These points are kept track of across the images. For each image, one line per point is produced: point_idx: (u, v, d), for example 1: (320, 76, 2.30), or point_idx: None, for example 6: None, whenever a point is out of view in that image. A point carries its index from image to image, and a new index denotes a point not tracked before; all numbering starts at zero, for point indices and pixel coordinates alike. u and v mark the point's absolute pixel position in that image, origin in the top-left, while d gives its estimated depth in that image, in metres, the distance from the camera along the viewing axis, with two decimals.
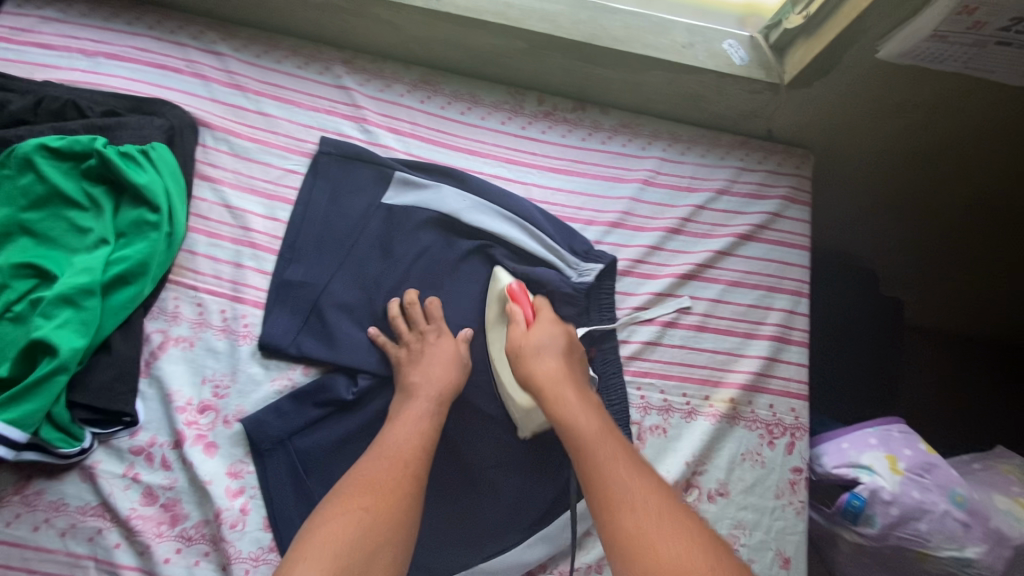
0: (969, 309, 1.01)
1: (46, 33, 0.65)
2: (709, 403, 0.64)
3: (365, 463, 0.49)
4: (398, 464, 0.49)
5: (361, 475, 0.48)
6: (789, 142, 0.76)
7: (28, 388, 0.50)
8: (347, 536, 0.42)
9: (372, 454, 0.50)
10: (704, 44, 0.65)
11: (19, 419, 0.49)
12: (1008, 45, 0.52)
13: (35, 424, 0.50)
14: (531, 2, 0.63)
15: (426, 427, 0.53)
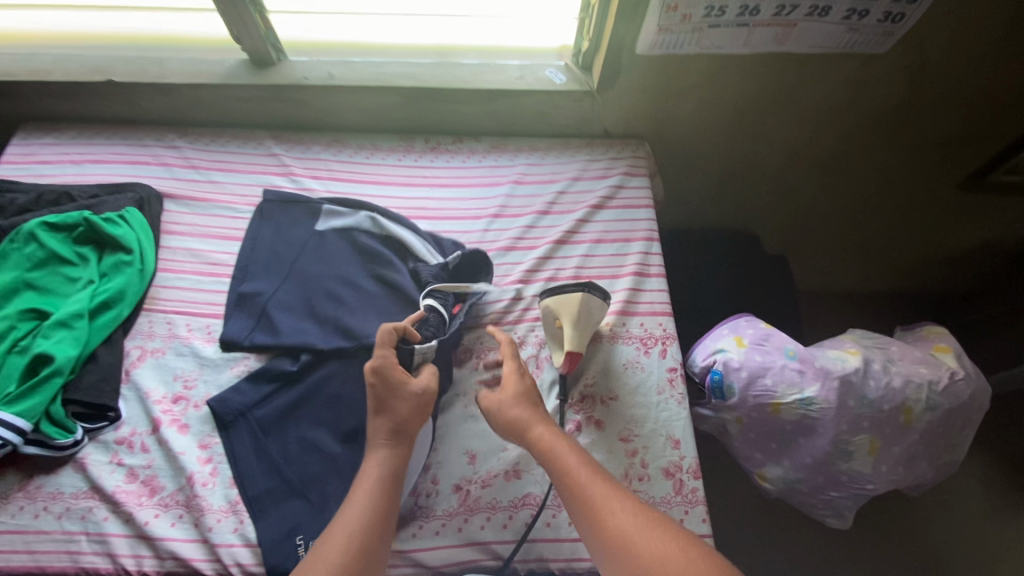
0: (828, 244, 1.29)
1: (46, 154, 0.87)
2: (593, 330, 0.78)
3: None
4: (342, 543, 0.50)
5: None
6: (625, 136, 0.97)
7: (31, 388, 0.63)
8: None
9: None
10: (532, 74, 0.88)
11: (24, 412, 0.62)
12: (717, 27, 0.74)
13: (37, 416, 0.63)
14: (400, 69, 0.87)
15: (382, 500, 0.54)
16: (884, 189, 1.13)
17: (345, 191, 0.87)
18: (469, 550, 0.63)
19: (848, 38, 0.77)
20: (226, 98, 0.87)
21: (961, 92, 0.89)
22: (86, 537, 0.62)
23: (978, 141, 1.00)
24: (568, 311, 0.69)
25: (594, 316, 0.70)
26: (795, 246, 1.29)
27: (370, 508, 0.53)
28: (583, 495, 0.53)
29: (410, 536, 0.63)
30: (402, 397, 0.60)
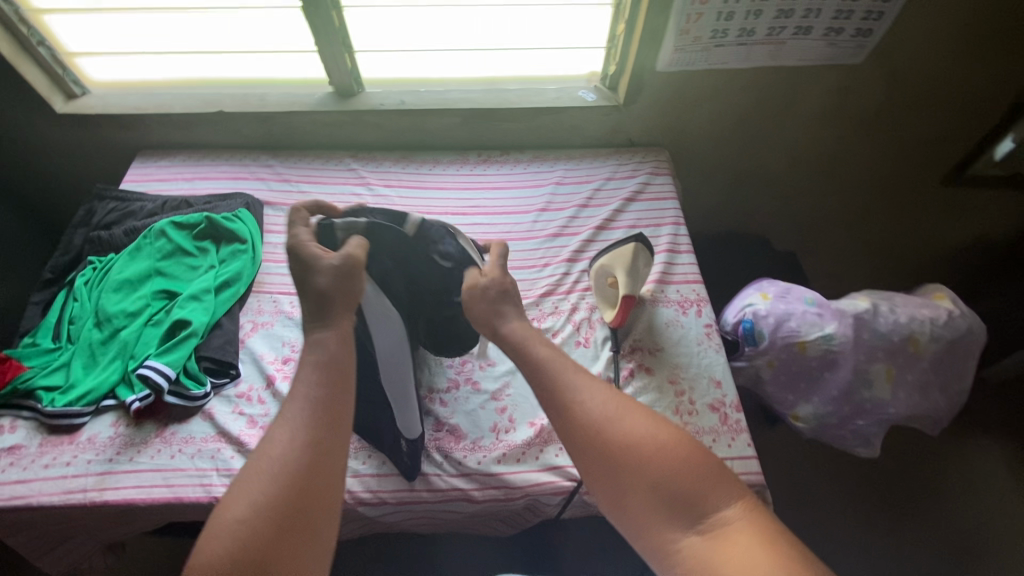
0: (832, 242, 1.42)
1: (161, 173, 1.03)
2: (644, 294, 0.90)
3: (242, 517, 0.45)
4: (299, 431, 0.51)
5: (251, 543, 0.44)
6: (647, 145, 1.13)
7: (174, 345, 0.77)
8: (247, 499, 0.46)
9: (249, 498, 0.46)
10: (568, 94, 1.05)
11: (171, 362, 0.76)
12: (722, 45, 0.92)
13: (180, 367, 0.76)
14: (457, 95, 1.04)
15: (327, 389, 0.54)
16: (876, 188, 1.28)
17: (414, 195, 1.02)
18: (549, 473, 0.72)
19: (829, 51, 0.95)
20: (313, 123, 1.04)
21: (929, 95, 1.06)
22: (217, 472, 0.72)
23: (951, 139, 1.16)
24: (622, 259, 0.85)
25: (642, 269, 0.85)
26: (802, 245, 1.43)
27: (307, 415, 0.52)
28: (568, 414, 0.55)
29: (495, 461, 0.73)
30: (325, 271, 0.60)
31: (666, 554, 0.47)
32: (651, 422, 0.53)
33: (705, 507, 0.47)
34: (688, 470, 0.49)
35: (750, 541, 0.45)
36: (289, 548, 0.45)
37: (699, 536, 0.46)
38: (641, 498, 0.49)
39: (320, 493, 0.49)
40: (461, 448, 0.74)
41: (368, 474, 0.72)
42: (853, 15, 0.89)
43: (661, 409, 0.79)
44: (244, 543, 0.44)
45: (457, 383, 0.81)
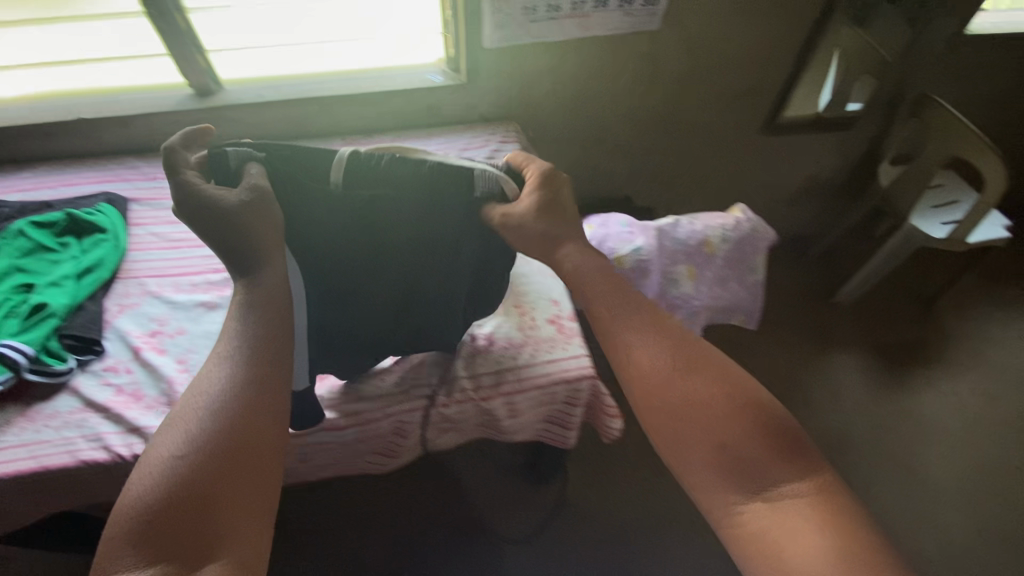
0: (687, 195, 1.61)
1: (23, 183, 1.05)
2: None
3: (182, 450, 0.50)
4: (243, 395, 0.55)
5: (187, 471, 0.49)
6: (499, 119, 1.26)
7: (33, 325, 0.81)
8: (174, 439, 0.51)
9: (188, 437, 0.51)
10: (417, 78, 1.16)
11: (30, 341, 0.79)
12: (535, 21, 1.06)
13: (40, 345, 0.80)
14: (312, 86, 1.13)
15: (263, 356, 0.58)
16: (711, 142, 1.47)
17: None
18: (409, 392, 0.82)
19: (628, 20, 1.11)
20: (176, 123, 1.10)
21: (727, 54, 1.25)
22: (83, 438, 0.75)
23: (756, 93, 1.36)
24: None
25: None
26: (662, 202, 1.60)
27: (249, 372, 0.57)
28: (634, 372, 0.58)
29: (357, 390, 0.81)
30: (235, 213, 0.62)
31: (726, 521, 0.52)
32: (725, 387, 0.56)
33: (772, 481, 0.51)
34: (759, 442, 0.53)
35: (807, 516, 0.48)
36: (230, 477, 0.50)
37: (760, 506, 0.50)
38: (705, 462, 0.53)
39: (259, 435, 0.54)
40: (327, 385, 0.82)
41: None
42: None
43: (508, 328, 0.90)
44: (180, 471, 0.49)
45: None
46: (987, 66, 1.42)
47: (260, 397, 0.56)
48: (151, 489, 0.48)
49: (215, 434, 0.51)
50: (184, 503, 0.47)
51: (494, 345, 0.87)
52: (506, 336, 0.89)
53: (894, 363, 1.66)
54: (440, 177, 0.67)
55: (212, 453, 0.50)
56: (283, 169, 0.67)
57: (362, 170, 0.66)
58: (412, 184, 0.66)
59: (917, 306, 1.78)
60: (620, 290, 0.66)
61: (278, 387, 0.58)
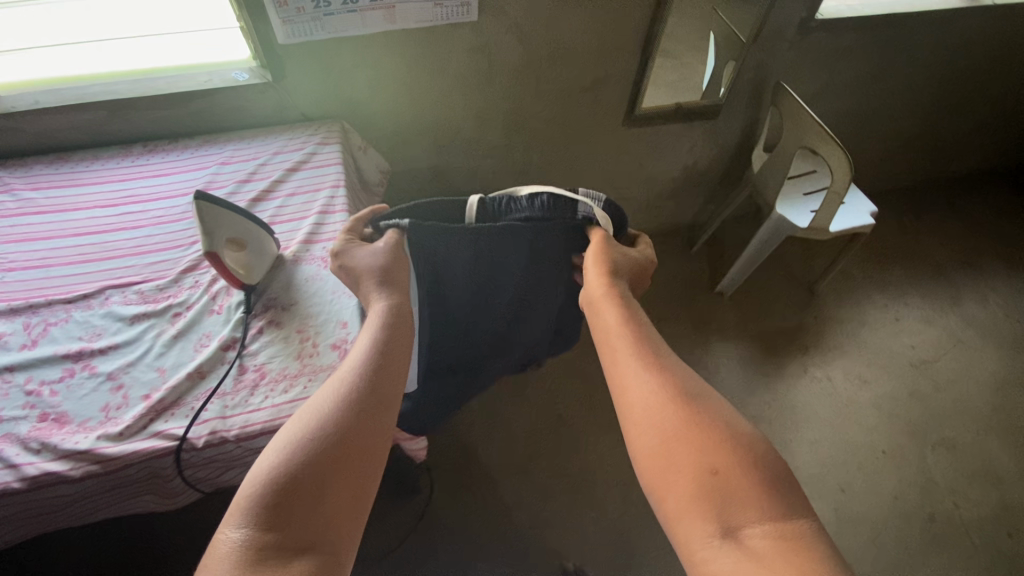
0: (558, 189, 1.56)
1: None
2: (293, 254, 0.93)
3: (294, 449, 0.55)
4: (329, 431, 0.57)
5: (294, 470, 0.53)
6: (326, 119, 1.18)
7: None
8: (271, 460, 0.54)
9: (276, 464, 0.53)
10: (219, 77, 1.07)
11: None
12: (331, 14, 0.98)
13: None
14: (98, 90, 1.03)
15: (349, 396, 0.61)
16: (572, 134, 1.41)
17: (62, 193, 1.00)
18: (153, 438, 0.74)
19: (440, 12, 1.03)
20: None
21: (564, 45, 1.19)
22: None
23: (607, 83, 1.31)
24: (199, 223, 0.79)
25: (221, 222, 0.79)
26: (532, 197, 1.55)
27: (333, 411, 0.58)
28: (647, 390, 0.60)
29: (93, 439, 0.73)
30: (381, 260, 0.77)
31: (695, 550, 0.49)
32: (725, 417, 0.57)
33: (759, 517, 0.49)
34: (747, 476, 0.52)
35: (780, 556, 0.46)
36: (331, 490, 0.53)
37: (734, 537, 0.48)
38: (687, 480, 0.52)
39: (359, 457, 0.57)
40: (62, 432, 0.74)
41: None
42: None
43: (283, 357, 0.82)
44: (289, 466, 0.53)
45: (70, 369, 0.80)
46: (844, 49, 1.40)
47: (368, 421, 0.60)
48: (262, 476, 0.52)
49: (323, 446, 0.55)
50: (289, 492, 0.52)
51: (264, 379, 0.80)
52: (278, 368, 0.81)
53: (774, 350, 1.66)
54: (553, 208, 0.81)
55: (320, 462, 0.54)
56: (421, 228, 0.81)
57: (496, 211, 0.81)
58: (535, 216, 0.81)
59: (799, 291, 1.80)
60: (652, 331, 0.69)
61: (383, 421, 0.62)
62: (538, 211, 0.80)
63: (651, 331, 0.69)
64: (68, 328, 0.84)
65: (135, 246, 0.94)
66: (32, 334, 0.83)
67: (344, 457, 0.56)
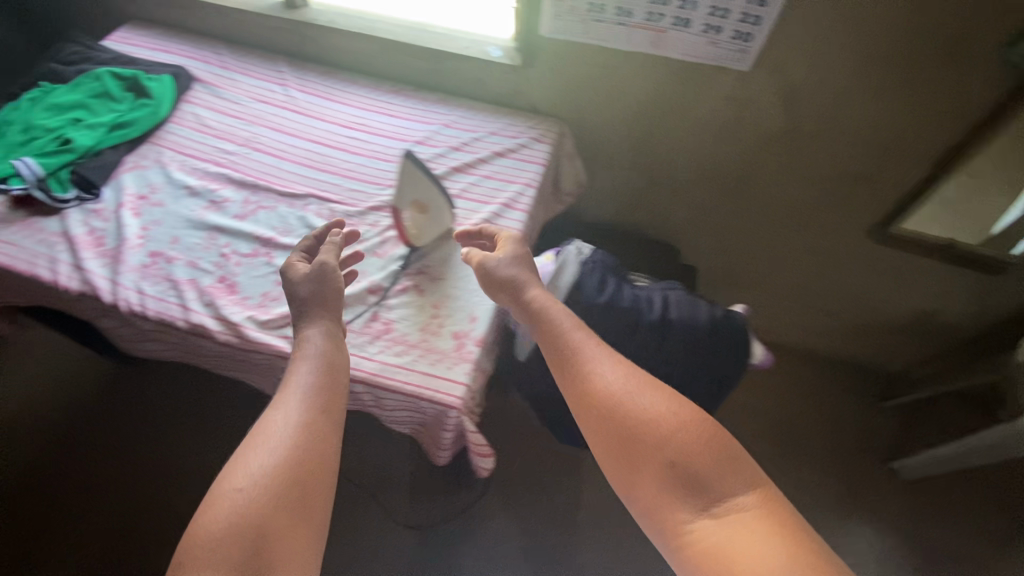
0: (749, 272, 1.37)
1: (135, 39, 1.22)
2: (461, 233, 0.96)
3: (239, 493, 0.55)
4: (290, 450, 0.60)
5: (244, 510, 0.54)
6: (550, 116, 1.17)
7: (58, 154, 0.96)
8: (233, 477, 0.57)
9: (246, 474, 0.57)
10: (476, 48, 1.12)
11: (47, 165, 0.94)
12: (600, 21, 0.95)
13: (52, 168, 0.94)
14: (382, 27, 1.15)
15: (307, 402, 0.65)
16: (796, 222, 1.22)
17: (319, 103, 1.15)
18: (282, 339, 0.82)
19: (713, 51, 0.94)
20: (260, 25, 1.19)
21: (834, 127, 1.01)
22: (48, 258, 0.89)
23: (866, 185, 1.09)
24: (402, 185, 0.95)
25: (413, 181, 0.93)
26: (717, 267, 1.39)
27: (285, 417, 0.63)
28: (601, 405, 0.63)
29: (243, 317, 0.83)
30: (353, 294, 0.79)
31: (677, 538, 0.55)
32: (678, 409, 0.60)
33: (724, 491, 0.55)
34: (705, 458, 0.57)
35: (750, 526, 0.53)
36: (282, 532, 0.55)
37: (708, 518, 0.54)
38: (655, 480, 0.57)
39: (322, 452, 0.62)
40: (228, 298, 0.86)
41: (149, 294, 0.86)
42: (729, 15, 0.89)
43: (410, 322, 0.85)
44: (249, 502, 0.55)
45: (256, 251, 0.92)
46: None
47: (311, 411, 0.64)
48: (229, 516, 0.54)
49: (275, 464, 0.58)
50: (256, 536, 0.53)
51: (387, 334, 0.84)
52: (402, 330, 0.84)
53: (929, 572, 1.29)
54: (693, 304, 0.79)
55: (275, 491, 0.56)
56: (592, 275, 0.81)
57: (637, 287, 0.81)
58: (679, 300, 0.79)
59: (1002, 522, 1.37)
60: (580, 334, 0.70)
61: (329, 397, 0.67)
62: (685, 300, 0.79)
63: (595, 344, 0.69)
64: (270, 216, 0.96)
65: (346, 169, 1.04)
66: (246, 209, 0.97)
67: (297, 490, 0.58)
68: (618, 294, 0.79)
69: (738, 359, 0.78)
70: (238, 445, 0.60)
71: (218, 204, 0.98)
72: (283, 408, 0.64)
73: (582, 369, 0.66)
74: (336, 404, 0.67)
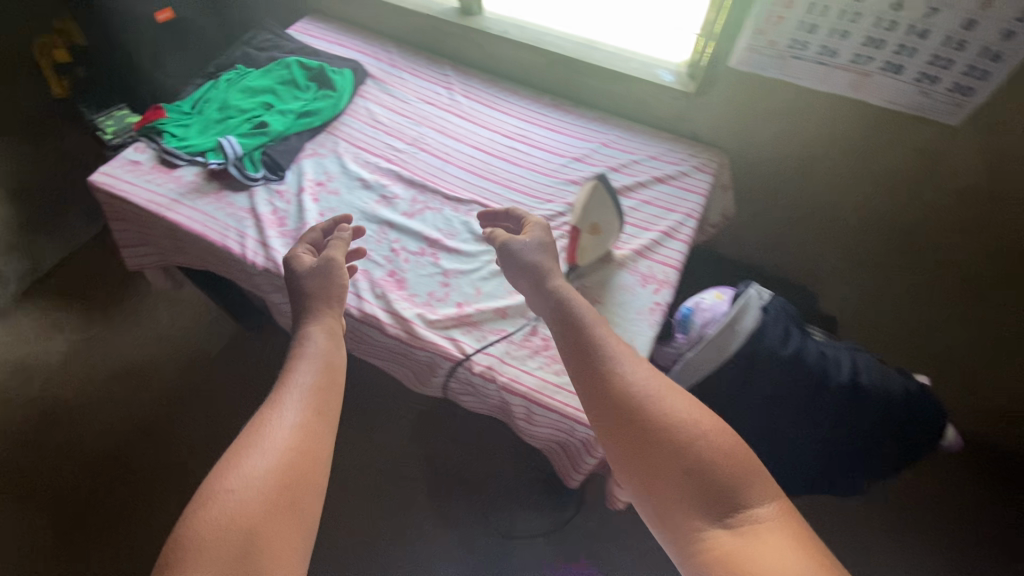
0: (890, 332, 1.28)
1: (314, 31, 1.29)
2: (621, 256, 0.94)
3: (230, 494, 0.56)
4: (286, 453, 0.61)
5: (233, 511, 0.55)
6: (710, 145, 1.13)
7: (254, 136, 1.03)
8: (230, 475, 0.58)
9: (243, 473, 0.58)
10: (648, 70, 1.10)
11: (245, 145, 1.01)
12: (800, 57, 0.92)
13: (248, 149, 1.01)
14: (554, 40, 1.16)
15: (303, 403, 0.67)
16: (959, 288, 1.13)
17: (482, 110, 1.17)
18: (447, 341, 0.84)
19: (920, 100, 0.90)
20: (433, 28, 1.23)
21: None
22: (238, 231, 0.96)
23: None
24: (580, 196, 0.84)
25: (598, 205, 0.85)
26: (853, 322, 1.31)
27: (283, 417, 0.65)
28: (620, 405, 0.63)
29: (414, 313, 0.87)
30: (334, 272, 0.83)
31: (691, 543, 0.56)
32: (698, 420, 0.61)
33: (740, 501, 0.56)
34: (725, 468, 0.57)
35: (770, 536, 0.53)
36: (272, 536, 0.55)
37: (726, 526, 0.55)
38: (672, 484, 0.58)
39: (313, 456, 0.63)
40: (397, 293, 0.90)
41: (325, 279, 0.91)
42: (952, 65, 0.84)
43: None
44: (239, 504, 0.55)
45: (424, 250, 0.95)
46: None
47: (304, 410, 0.66)
48: (223, 516, 0.54)
49: (269, 464, 0.59)
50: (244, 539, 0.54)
51: (546, 350, 0.84)
52: None
53: None
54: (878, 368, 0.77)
55: (268, 493, 0.57)
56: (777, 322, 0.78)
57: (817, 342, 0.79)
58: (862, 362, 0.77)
59: None
60: (598, 336, 0.71)
61: (321, 394, 0.69)
62: (869, 363, 0.77)
63: (618, 347, 0.70)
64: (436, 218, 1.00)
65: (507, 178, 1.06)
66: (414, 208, 1.01)
67: (288, 495, 0.58)
68: (803, 347, 0.75)
69: (920, 428, 0.76)
70: (227, 448, 0.61)
71: (388, 199, 1.02)
72: (279, 408, 0.66)
73: (597, 386, 0.66)
74: (330, 406, 0.69)
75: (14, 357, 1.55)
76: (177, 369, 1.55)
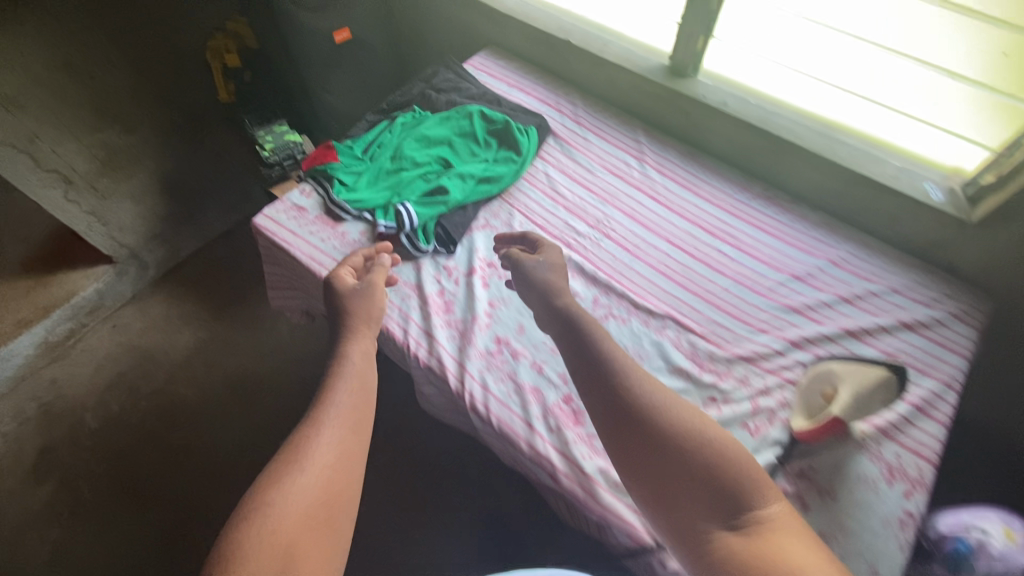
0: None
1: (494, 70, 1.17)
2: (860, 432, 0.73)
3: (270, 511, 0.48)
4: (329, 464, 0.53)
5: (274, 528, 0.46)
6: (972, 284, 0.89)
7: (431, 204, 0.92)
8: (266, 484, 0.50)
9: (282, 486, 0.50)
10: (911, 181, 0.89)
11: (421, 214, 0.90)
12: None
13: (424, 219, 0.90)
14: (785, 123, 0.96)
15: (338, 397, 0.60)
16: None
17: (680, 193, 1.00)
18: (635, 514, 0.67)
19: None
20: (632, 85, 1.07)
21: None
22: (400, 311, 0.84)
23: None
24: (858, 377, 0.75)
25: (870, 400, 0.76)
26: None
27: (324, 417, 0.57)
28: (611, 408, 0.58)
29: (595, 466, 0.70)
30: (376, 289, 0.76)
31: (695, 551, 0.48)
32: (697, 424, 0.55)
33: (746, 504, 0.48)
34: (721, 469, 0.51)
35: (784, 541, 0.46)
36: (310, 556, 0.47)
37: (732, 531, 0.47)
38: (668, 484, 0.51)
39: (351, 471, 0.55)
40: (573, 429, 0.74)
41: (493, 393, 0.77)
42: None
43: None
44: (278, 521, 0.47)
45: None
46: None
47: (342, 412, 0.58)
48: (261, 539, 0.46)
49: (311, 479, 0.51)
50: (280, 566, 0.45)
51: None
52: None
53: None
54: None
55: (306, 509, 0.49)
56: None
57: None
58: None
59: None
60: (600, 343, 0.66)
61: (359, 400, 0.61)
62: None
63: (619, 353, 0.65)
64: (624, 331, 0.83)
65: (708, 291, 0.87)
66: (597, 313, 0.84)
67: (329, 514, 0.50)
68: None
69: None
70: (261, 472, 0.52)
71: None
72: (316, 409, 0.59)
73: (600, 393, 0.60)
74: (369, 417, 0.61)
75: (142, 345, 1.55)
76: (287, 387, 1.47)
